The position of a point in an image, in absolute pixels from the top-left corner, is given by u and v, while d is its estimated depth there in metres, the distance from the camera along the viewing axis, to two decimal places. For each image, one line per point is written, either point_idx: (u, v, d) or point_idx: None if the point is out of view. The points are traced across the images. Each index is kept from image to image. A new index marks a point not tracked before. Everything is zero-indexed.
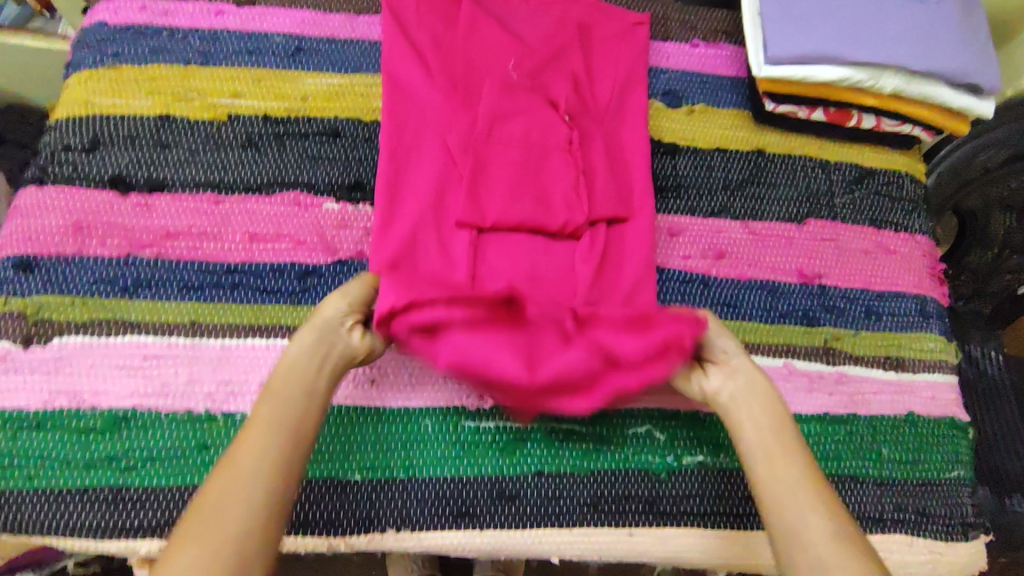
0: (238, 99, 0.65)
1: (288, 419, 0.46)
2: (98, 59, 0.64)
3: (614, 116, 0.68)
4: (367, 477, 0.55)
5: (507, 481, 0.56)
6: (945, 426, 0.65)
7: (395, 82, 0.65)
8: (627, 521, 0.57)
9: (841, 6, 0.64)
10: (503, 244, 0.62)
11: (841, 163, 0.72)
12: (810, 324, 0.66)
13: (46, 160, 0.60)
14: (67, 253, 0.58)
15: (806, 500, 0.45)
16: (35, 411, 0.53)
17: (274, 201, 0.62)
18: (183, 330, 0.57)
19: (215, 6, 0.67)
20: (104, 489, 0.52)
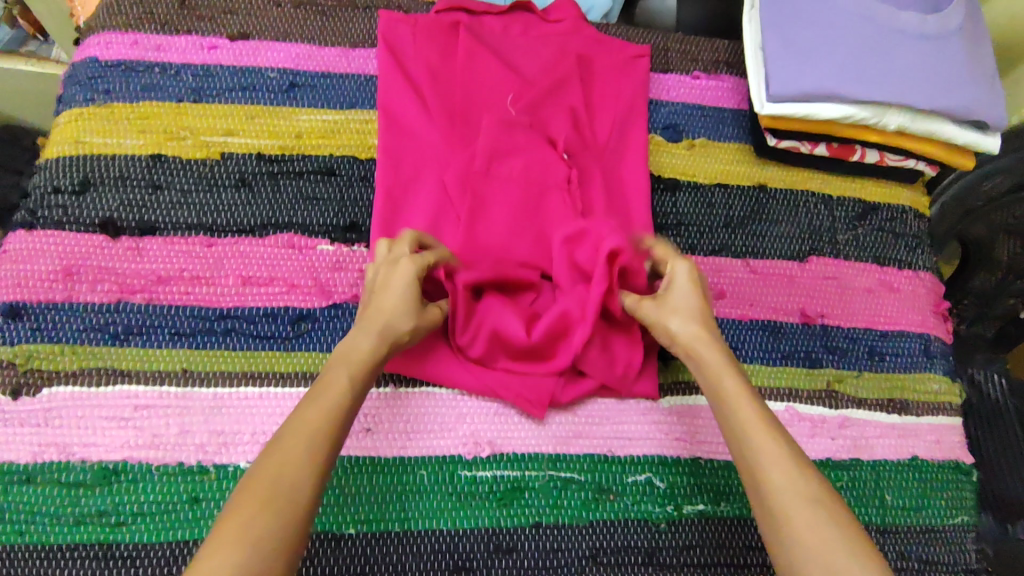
0: (232, 137, 0.63)
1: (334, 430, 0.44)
2: (90, 96, 0.63)
3: (613, 152, 0.67)
4: (361, 530, 0.54)
5: (503, 533, 0.55)
6: (949, 470, 0.64)
7: (393, 118, 0.65)
8: (627, 574, 0.56)
9: (848, 42, 0.63)
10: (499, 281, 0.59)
11: (844, 198, 0.71)
12: (812, 366, 0.65)
13: (36, 204, 0.59)
14: (55, 300, 0.57)
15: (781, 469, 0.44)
16: (24, 464, 0.52)
17: (268, 243, 0.61)
18: (175, 378, 0.56)
19: (208, 40, 0.66)
20: (95, 545, 0.51)
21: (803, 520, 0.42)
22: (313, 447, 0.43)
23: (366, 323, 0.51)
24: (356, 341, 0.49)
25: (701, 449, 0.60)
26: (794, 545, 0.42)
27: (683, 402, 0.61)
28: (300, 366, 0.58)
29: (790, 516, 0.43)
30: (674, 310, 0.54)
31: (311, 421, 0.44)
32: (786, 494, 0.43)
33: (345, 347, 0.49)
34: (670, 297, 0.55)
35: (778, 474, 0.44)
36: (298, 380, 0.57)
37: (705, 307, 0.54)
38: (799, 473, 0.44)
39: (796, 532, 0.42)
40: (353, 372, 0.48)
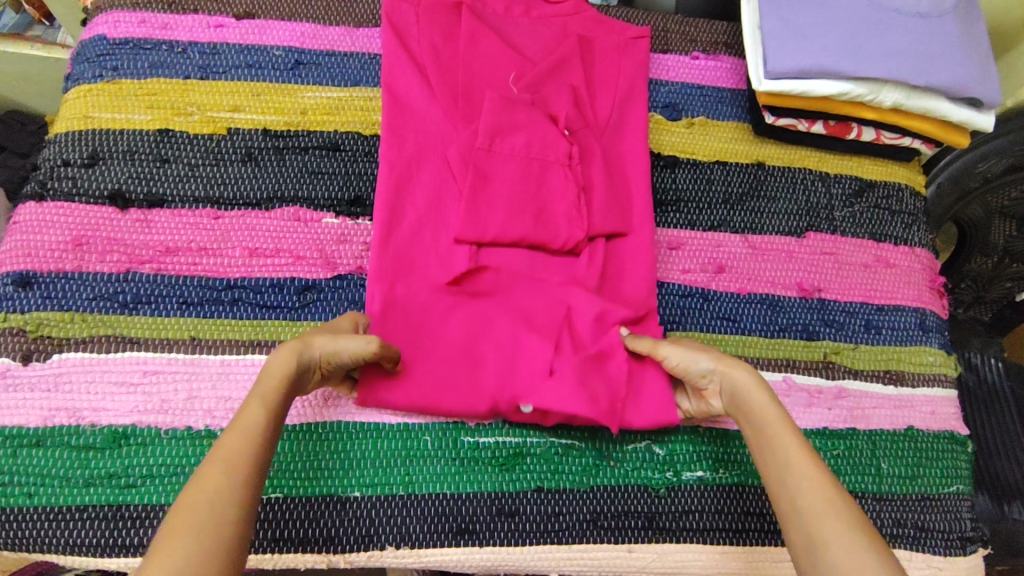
0: (237, 113, 0.64)
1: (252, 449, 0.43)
2: (98, 73, 0.64)
3: (613, 130, 0.68)
4: (366, 494, 0.55)
5: (506, 497, 0.56)
6: (944, 440, 0.65)
7: (395, 96, 0.65)
8: (627, 538, 0.57)
9: (843, 20, 0.64)
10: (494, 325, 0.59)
11: (841, 176, 0.72)
12: (809, 338, 0.66)
13: (46, 176, 0.60)
14: (66, 269, 0.58)
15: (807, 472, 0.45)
16: (34, 428, 0.53)
17: (274, 216, 0.62)
18: (183, 346, 0.57)
19: (214, 19, 0.67)
20: (103, 507, 0.52)
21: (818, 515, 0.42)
22: (236, 461, 0.42)
23: (280, 352, 0.49)
24: (270, 369, 0.48)
25: (699, 417, 0.61)
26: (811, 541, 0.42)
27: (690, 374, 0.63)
28: None
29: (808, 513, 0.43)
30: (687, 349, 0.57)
31: (233, 442, 0.43)
32: (809, 495, 0.44)
33: (260, 378, 0.47)
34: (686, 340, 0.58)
35: (796, 475, 0.45)
36: None
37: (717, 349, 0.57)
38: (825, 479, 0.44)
39: (818, 531, 0.42)
40: (266, 395, 0.46)
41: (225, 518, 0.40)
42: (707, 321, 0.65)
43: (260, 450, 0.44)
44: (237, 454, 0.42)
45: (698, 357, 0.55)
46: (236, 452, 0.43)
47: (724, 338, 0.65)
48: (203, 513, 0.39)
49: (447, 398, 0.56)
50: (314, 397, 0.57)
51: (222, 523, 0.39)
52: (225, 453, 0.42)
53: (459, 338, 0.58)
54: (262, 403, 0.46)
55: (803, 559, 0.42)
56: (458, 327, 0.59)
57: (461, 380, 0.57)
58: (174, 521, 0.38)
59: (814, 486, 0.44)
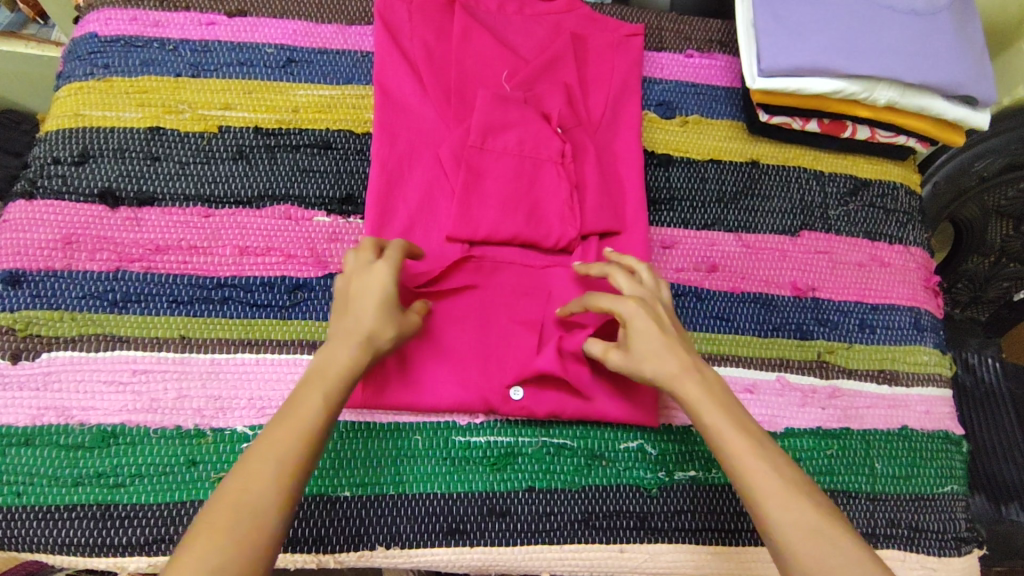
0: (229, 111, 0.64)
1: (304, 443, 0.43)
2: (89, 71, 0.64)
3: (607, 128, 0.68)
4: (356, 493, 0.55)
5: (496, 497, 0.56)
6: (939, 440, 0.65)
7: (387, 94, 0.65)
8: (619, 538, 0.56)
9: (837, 17, 0.64)
10: (477, 316, 0.59)
11: (836, 174, 0.72)
12: (803, 337, 0.66)
13: (35, 174, 0.60)
14: (56, 268, 0.57)
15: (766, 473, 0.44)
16: (22, 427, 0.53)
17: (265, 215, 0.61)
18: (173, 344, 0.57)
19: (206, 16, 0.67)
20: (92, 506, 0.52)
21: (815, 557, 0.41)
22: (285, 456, 0.43)
23: (341, 341, 0.48)
24: (334, 357, 0.47)
25: None
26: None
27: None
28: (298, 334, 0.58)
29: (804, 556, 0.41)
30: (641, 356, 0.50)
31: (283, 433, 0.43)
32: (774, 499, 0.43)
33: (319, 370, 0.47)
34: (635, 340, 0.51)
35: (782, 511, 0.43)
36: (294, 347, 0.58)
37: (673, 336, 0.51)
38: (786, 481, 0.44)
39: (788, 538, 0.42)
40: (330, 386, 0.46)
41: (265, 517, 0.41)
42: (700, 320, 0.65)
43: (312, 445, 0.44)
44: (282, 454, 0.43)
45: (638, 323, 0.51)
46: (286, 447, 0.43)
47: (718, 337, 0.64)
48: (244, 510, 0.40)
49: (440, 397, 0.56)
50: None
51: (259, 524, 0.40)
52: (276, 445, 0.43)
53: (451, 337, 0.58)
54: (320, 401, 0.45)
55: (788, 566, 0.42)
56: (448, 326, 0.58)
57: (454, 378, 0.57)
58: (211, 514, 0.40)
59: (805, 521, 0.42)
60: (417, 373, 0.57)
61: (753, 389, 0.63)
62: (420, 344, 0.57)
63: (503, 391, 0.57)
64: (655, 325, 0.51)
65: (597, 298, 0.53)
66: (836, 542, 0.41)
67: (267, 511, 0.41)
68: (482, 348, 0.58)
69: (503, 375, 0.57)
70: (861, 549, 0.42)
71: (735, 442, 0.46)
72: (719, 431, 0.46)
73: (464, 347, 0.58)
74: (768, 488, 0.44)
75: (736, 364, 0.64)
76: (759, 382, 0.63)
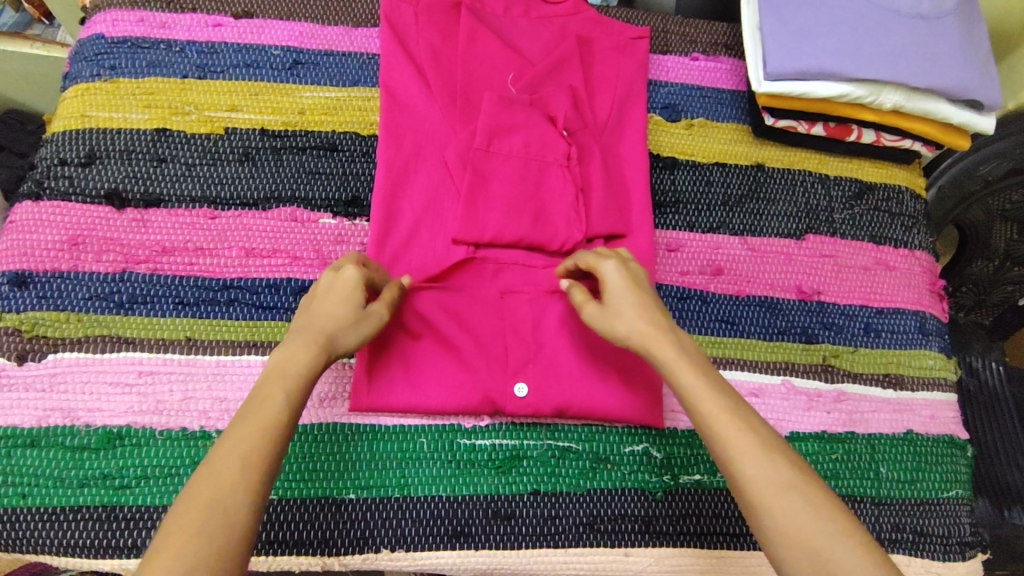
0: (235, 113, 0.64)
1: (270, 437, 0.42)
2: (96, 72, 0.64)
3: (613, 131, 0.68)
4: (361, 496, 0.55)
5: (502, 500, 0.56)
6: (944, 444, 0.65)
7: (393, 96, 0.65)
8: (625, 541, 0.56)
9: (843, 21, 0.64)
10: (480, 312, 0.59)
11: (841, 178, 0.72)
12: (808, 341, 0.66)
13: (42, 175, 0.60)
14: (62, 269, 0.57)
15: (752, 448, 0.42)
16: (28, 428, 0.53)
17: (271, 216, 0.61)
18: (179, 346, 0.57)
19: (212, 18, 0.67)
20: (98, 508, 0.52)
21: (784, 510, 0.40)
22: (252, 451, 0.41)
23: (301, 340, 0.47)
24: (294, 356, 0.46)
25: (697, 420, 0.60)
26: (780, 542, 0.39)
27: None
28: None
29: (773, 510, 0.40)
30: (619, 317, 0.50)
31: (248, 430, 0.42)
32: (760, 474, 0.41)
33: (278, 369, 0.46)
34: (612, 301, 0.51)
35: (753, 464, 0.41)
36: None
37: (650, 301, 0.51)
38: (772, 455, 0.42)
39: (772, 515, 0.40)
40: (290, 384, 0.45)
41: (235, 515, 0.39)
42: (706, 324, 0.65)
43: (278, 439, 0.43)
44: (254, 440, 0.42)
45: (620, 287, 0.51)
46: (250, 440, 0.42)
47: (723, 341, 0.64)
48: (218, 508, 0.39)
49: (444, 399, 0.56)
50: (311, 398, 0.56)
51: (230, 524, 0.39)
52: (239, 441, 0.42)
53: (454, 338, 0.58)
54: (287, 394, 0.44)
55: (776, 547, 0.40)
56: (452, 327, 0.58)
57: (457, 380, 0.57)
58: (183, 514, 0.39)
59: (775, 474, 0.41)
60: (420, 375, 0.57)
61: (758, 393, 0.63)
62: (424, 345, 0.58)
63: (506, 386, 0.57)
64: (632, 289, 0.51)
65: (583, 257, 0.54)
66: (807, 497, 0.40)
67: (240, 511, 0.39)
68: (485, 349, 0.58)
69: (505, 377, 0.58)
70: (833, 506, 0.40)
71: (708, 395, 0.45)
72: (691, 387, 0.45)
73: (468, 348, 0.58)
74: (752, 464, 0.41)
75: (742, 367, 0.64)
76: (764, 387, 0.63)
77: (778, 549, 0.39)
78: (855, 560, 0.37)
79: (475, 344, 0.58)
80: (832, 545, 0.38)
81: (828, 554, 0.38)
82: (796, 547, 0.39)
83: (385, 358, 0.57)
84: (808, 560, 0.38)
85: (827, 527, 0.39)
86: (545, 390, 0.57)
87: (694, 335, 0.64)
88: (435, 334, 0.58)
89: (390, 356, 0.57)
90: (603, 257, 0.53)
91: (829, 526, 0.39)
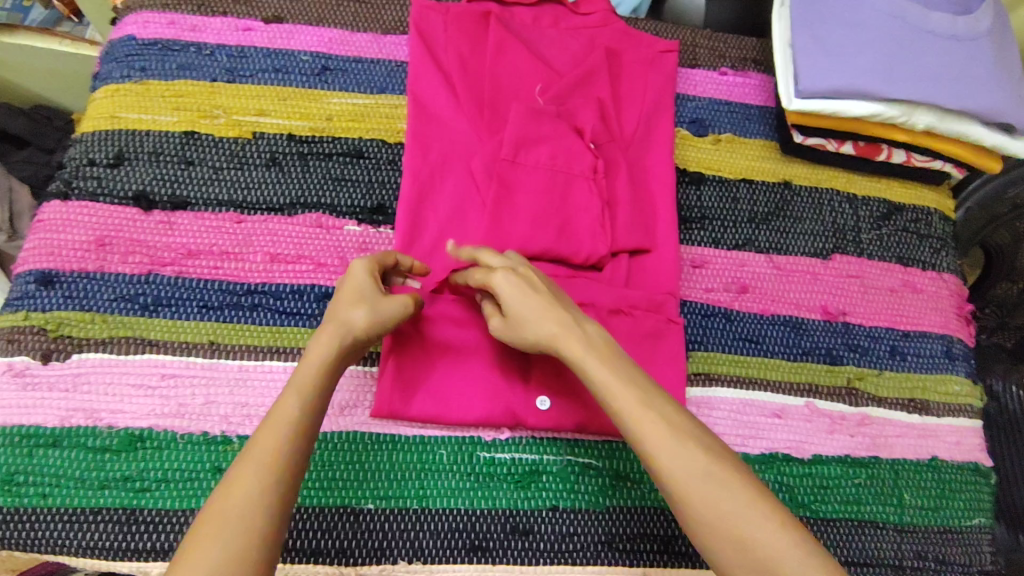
0: (263, 117, 0.64)
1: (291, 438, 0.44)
2: (126, 74, 0.64)
3: (639, 144, 0.68)
4: (380, 506, 0.54)
5: (520, 515, 0.55)
6: (968, 471, 0.64)
7: (421, 105, 0.65)
8: (643, 561, 0.56)
9: (878, 40, 0.63)
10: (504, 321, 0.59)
11: (869, 198, 0.71)
12: (833, 363, 0.65)
13: (71, 175, 0.61)
14: (88, 269, 0.58)
15: (671, 444, 0.44)
16: (51, 428, 0.53)
17: (296, 222, 0.61)
18: (202, 350, 0.57)
19: (243, 22, 0.67)
20: (119, 510, 0.52)
21: (705, 502, 0.42)
22: (273, 454, 0.43)
23: (323, 329, 0.49)
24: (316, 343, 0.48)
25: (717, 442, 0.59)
26: (705, 531, 0.42)
27: (730, 393, 0.62)
28: None
29: (694, 502, 0.42)
30: (528, 324, 0.50)
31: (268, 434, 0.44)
32: (682, 468, 0.43)
33: (302, 360, 0.47)
34: (514, 309, 0.51)
35: (674, 459, 0.43)
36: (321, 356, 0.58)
37: (553, 301, 0.51)
38: (690, 447, 0.44)
39: (698, 506, 0.42)
40: (308, 375, 0.46)
41: (255, 519, 0.40)
42: (730, 342, 0.64)
43: (296, 442, 0.44)
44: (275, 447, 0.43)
45: (524, 299, 0.50)
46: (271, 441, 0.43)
47: (747, 360, 0.64)
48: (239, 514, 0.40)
49: (465, 410, 0.56)
50: (331, 406, 0.56)
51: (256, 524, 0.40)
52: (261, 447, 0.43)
53: (476, 349, 0.58)
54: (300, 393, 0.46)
55: (706, 536, 0.42)
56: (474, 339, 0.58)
57: (479, 391, 0.57)
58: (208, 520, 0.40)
59: (696, 467, 0.43)
60: (442, 384, 0.57)
61: (781, 414, 0.62)
62: (447, 355, 0.57)
63: (528, 398, 0.57)
64: (531, 294, 0.51)
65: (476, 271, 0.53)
66: (728, 485, 0.42)
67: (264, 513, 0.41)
68: (508, 361, 0.58)
69: (527, 389, 0.57)
70: (755, 492, 0.42)
71: (619, 393, 0.46)
72: (605, 385, 0.47)
73: (489, 360, 0.58)
74: (673, 461, 0.43)
75: (765, 388, 0.63)
76: (787, 408, 0.62)
77: (708, 538, 0.42)
78: (776, 537, 0.41)
79: (498, 353, 0.58)
80: (754, 528, 0.41)
81: (750, 539, 0.41)
82: (720, 535, 0.41)
83: (409, 367, 0.57)
84: (734, 547, 0.41)
85: (750, 508, 0.42)
86: (565, 405, 0.57)
87: (717, 353, 0.63)
88: (456, 344, 0.58)
89: (411, 365, 0.57)
90: (493, 270, 0.52)
91: (751, 508, 0.42)
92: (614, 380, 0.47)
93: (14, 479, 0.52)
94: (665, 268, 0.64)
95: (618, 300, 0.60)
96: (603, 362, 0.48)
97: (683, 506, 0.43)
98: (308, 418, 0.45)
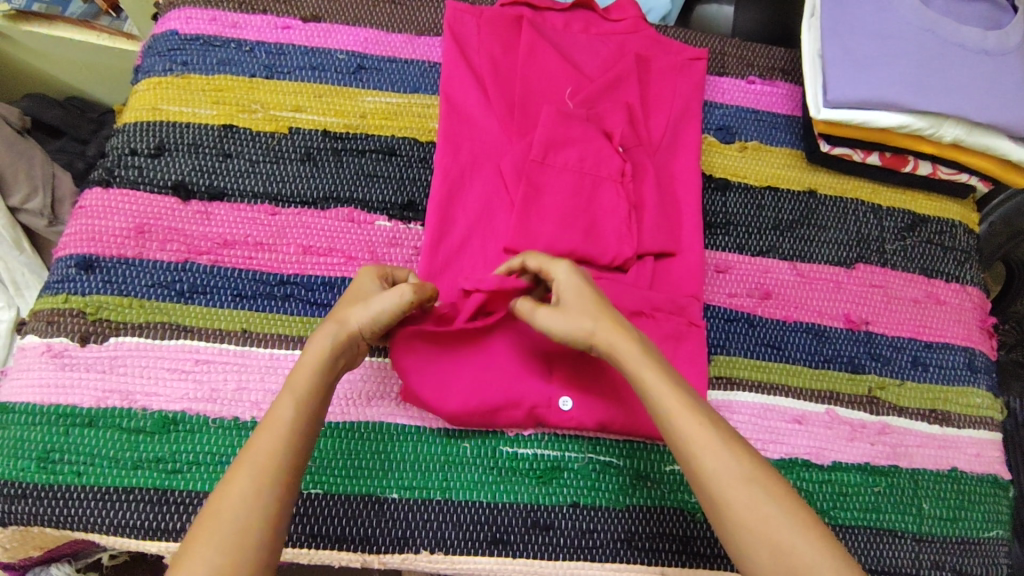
0: (299, 113, 0.66)
1: (285, 443, 0.44)
2: (168, 67, 0.66)
3: (666, 150, 0.68)
4: (405, 496, 0.55)
5: (541, 510, 0.56)
6: (988, 483, 0.64)
7: (453, 105, 0.66)
8: (661, 561, 0.56)
9: (907, 52, 0.63)
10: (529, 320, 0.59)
11: (894, 209, 0.71)
12: (854, 371, 0.65)
13: (113, 163, 0.62)
14: (127, 256, 0.59)
15: (714, 445, 0.45)
16: (87, 408, 0.55)
17: (329, 216, 0.63)
18: (234, 337, 0.58)
19: (282, 20, 0.69)
20: (150, 490, 0.54)
21: (747, 503, 0.43)
22: (266, 462, 0.43)
23: (323, 327, 0.50)
24: (315, 343, 0.49)
25: None
26: (742, 532, 0.42)
27: (750, 398, 0.63)
28: None
29: (735, 502, 0.43)
30: (576, 315, 0.51)
31: (264, 439, 0.44)
32: (724, 469, 0.44)
33: (300, 361, 0.48)
34: (568, 302, 0.52)
35: (716, 459, 0.44)
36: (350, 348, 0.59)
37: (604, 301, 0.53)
38: (732, 451, 0.45)
39: (737, 507, 0.43)
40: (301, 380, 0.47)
41: (254, 514, 0.42)
42: (752, 348, 0.65)
43: (293, 450, 0.45)
44: (273, 451, 0.44)
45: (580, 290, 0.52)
46: (265, 447, 0.44)
47: (769, 365, 0.64)
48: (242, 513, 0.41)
49: (487, 409, 0.56)
50: (359, 397, 0.57)
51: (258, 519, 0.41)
52: (254, 453, 0.44)
53: (498, 350, 0.58)
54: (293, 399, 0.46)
55: (740, 538, 0.42)
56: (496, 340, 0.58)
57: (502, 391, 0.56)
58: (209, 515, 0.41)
59: (738, 470, 0.44)
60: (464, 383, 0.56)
61: (802, 420, 0.62)
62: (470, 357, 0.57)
63: (551, 398, 0.57)
64: (586, 289, 0.53)
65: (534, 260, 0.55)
66: (766, 487, 0.43)
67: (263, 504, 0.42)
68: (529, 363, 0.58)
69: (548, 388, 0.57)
70: (793, 500, 0.43)
71: (666, 391, 0.47)
72: (653, 383, 0.48)
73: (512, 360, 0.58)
74: (716, 461, 0.44)
75: (786, 394, 0.63)
76: (808, 414, 0.63)
77: (743, 541, 0.42)
78: (812, 544, 0.41)
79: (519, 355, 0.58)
80: (792, 533, 0.42)
81: (786, 541, 0.41)
82: (758, 537, 0.42)
83: (432, 369, 0.57)
84: (769, 550, 0.41)
85: (787, 514, 0.42)
86: (589, 404, 0.57)
87: (739, 357, 0.64)
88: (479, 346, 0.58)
89: (434, 365, 0.57)
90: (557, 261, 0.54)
91: (787, 515, 0.42)
92: (661, 379, 0.48)
93: (49, 456, 0.54)
94: (689, 272, 0.64)
95: (643, 303, 0.61)
96: (650, 362, 0.49)
97: (720, 506, 0.43)
98: (299, 425, 0.46)
